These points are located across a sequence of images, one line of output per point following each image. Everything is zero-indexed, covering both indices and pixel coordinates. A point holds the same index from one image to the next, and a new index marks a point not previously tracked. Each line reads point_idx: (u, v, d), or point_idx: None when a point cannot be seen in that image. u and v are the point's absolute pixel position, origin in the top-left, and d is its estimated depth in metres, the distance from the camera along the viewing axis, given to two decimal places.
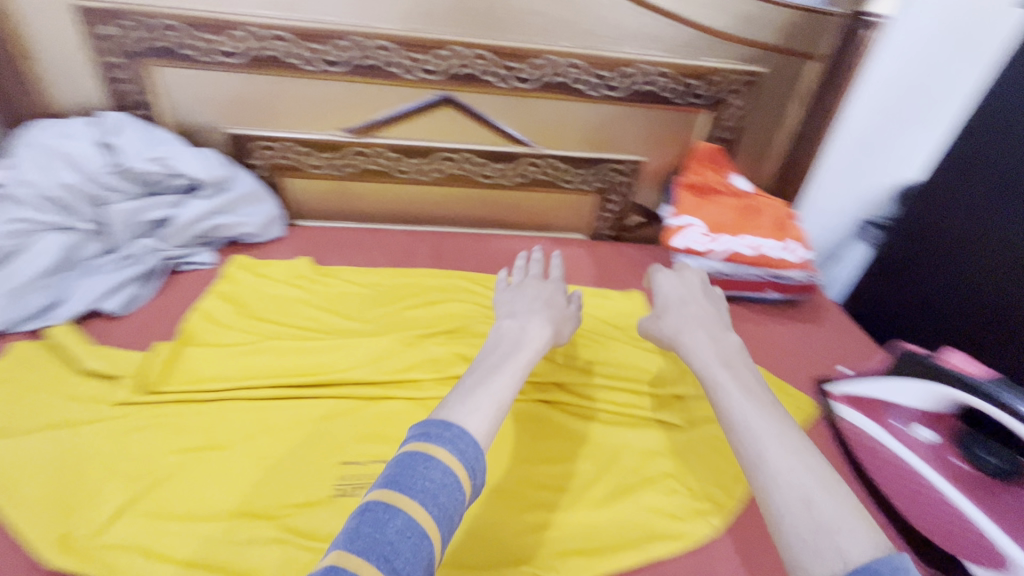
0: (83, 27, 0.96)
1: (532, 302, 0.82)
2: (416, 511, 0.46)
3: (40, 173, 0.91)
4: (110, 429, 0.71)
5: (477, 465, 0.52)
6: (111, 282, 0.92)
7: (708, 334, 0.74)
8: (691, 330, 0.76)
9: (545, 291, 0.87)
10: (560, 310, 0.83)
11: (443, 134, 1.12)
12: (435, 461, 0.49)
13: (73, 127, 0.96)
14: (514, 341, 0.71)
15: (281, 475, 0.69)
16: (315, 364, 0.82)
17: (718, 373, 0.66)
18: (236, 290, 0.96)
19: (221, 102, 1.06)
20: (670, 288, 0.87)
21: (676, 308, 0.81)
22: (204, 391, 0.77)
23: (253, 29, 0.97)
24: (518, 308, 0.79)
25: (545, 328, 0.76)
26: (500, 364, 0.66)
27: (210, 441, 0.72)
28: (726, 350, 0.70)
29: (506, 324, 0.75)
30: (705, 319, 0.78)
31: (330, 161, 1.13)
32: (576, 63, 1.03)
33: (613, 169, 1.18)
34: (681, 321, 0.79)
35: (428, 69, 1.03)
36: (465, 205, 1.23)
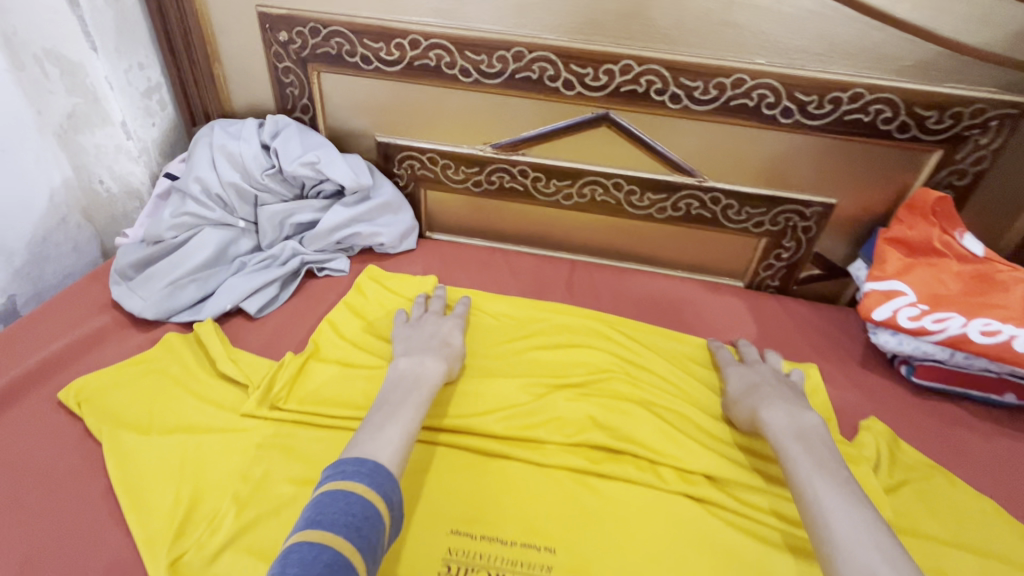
0: (263, 33, 1.00)
1: (428, 338, 0.80)
2: (338, 547, 0.49)
3: (211, 171, 0.95)
4: (234, 443, 0.69)
5: (393, 495, 0.56)
6: (254, 282, 0.93)
7: (780, 408, 0.70)
8: (766, 405, 0.72)
9: (444, 327, 0.83)
10: (454, 345, 0.80)
11: (594, 156, 1.01)
12: (355, 497, 0.53)
13: (244, 126, 0.99)
14: (414, 380, 0.71)
15: None
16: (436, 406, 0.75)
17: (792, 446, 0.64)
18: (366, 304, 0.93)
19: (374, 110, 1.05)
20: (742, 372, 0.81)
21: (755, 389, 0.76)
22: (326, 416, 0.73)
23: (415, 37, 0.94)
24: (423, 346, 0.78)
25: (438, 363, 0.74)
26: (395, 400, 0.67)
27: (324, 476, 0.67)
28: (807, 428, 0.67)
29: (402, 361, 0.74)
30: (783, 396, 0.73)
31: (471, 176, 1.08)
32: (774, 84, 0.86)
33: (795, 210, 0.98)
34: (755, 397, 0.74)
35: (590, 84, 0.92)
36: (607, 235, 1.10)
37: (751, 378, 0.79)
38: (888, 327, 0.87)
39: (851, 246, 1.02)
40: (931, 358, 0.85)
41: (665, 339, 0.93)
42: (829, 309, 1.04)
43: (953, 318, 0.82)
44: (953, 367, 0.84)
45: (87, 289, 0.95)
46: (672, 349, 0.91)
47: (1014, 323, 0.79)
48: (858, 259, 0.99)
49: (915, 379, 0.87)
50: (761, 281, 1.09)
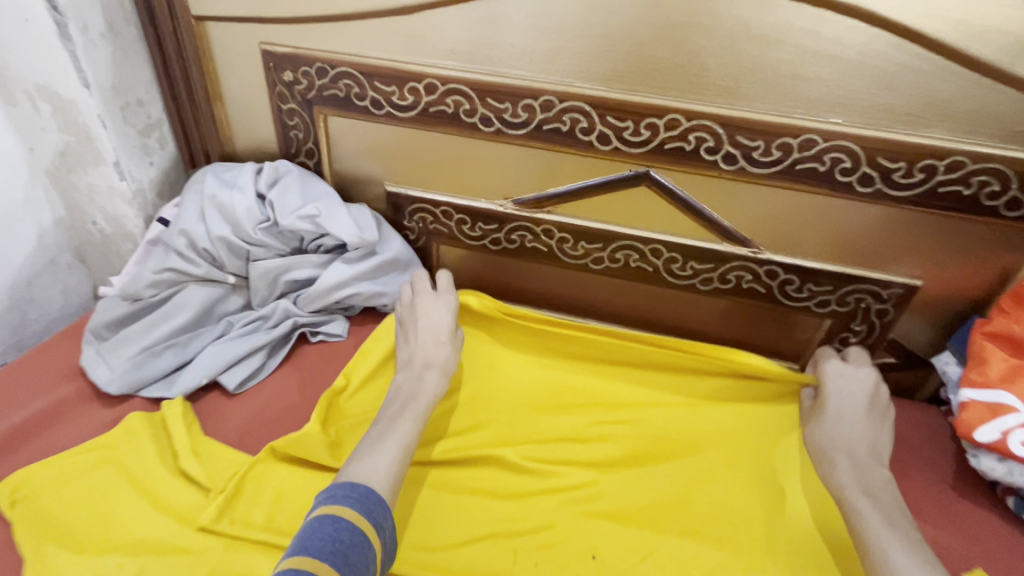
0: (266, 72, 0.91)
1: (422, 338, 0.81)
2: (325, 573, 0.48)
3: (198, 224, 0.86)
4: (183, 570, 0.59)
5: (383, 522, 0.57)
6: (237, 350, 0.83)
7: (850, 458, 0.72)
8: (839, 448, 0.73)
9: (433, 310, 0.84)
10: (445, 335, 0.81)
11: (630, 218, 0.88)
12: (342, 521, 0.54)
13: (240, 173, 0.90)
14: (410, 397, 0.73)
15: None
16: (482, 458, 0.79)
17: (860, 501, 0.67)
18: (360, 383, 0.81)
19: (385, 156, 0.94)
20: (842, 383, 0.79)
21: (836, 421, 0.76)
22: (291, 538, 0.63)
23: (431, 81, 0.83)
24: (418, 357, 0.79)
25: (435, 378, 0.76)
26: (393, 415, 0.70)
27: None
28: (873, 485, 0.69)
29: (403, 374, 0.77)
30: (861, 442, 0.74)
31: (488, 233, 0.96)
32: (853, 148, 0.72)
33: (869, 290, 0.83)
34: (832, 433, 0.75)
35: (630, 139, 0.80)
36: (641, 303, 0.96)
37: (845, 401, 0.78)
38: (997, 451, 0.70)
39: (936, 334, 0.86)
40: None
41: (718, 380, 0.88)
42: (902, 402, 0.88)
43: None
44: None
45: (58, 348, 0.85)
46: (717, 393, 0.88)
47: None
48: (945, 352, 0.83)
49: None
50: None
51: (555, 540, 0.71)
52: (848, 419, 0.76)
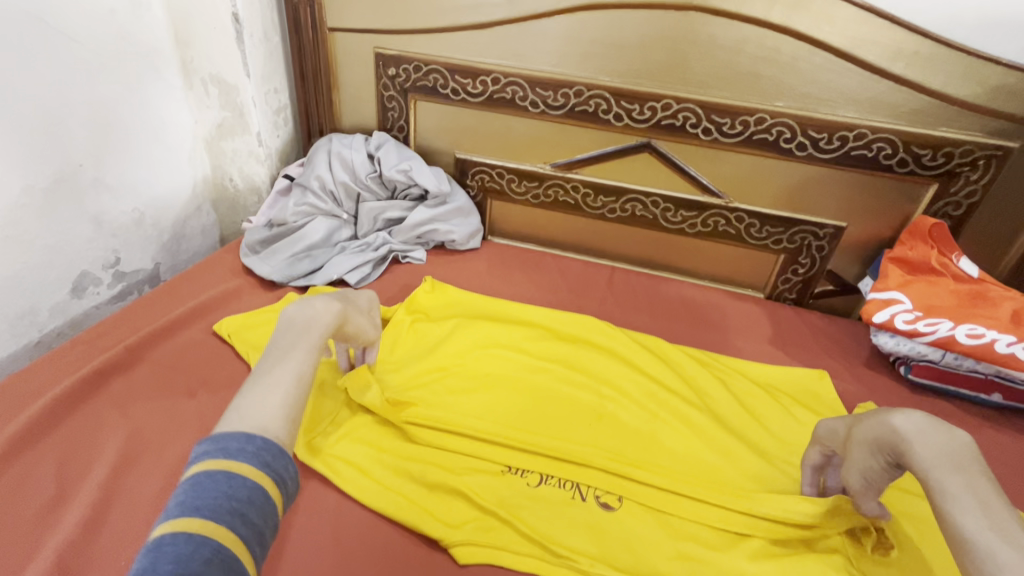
0: (376, 68, 1.26)
1: (338, 283, 0.76)
2: (222, 538, 0.43)
3: (327, 172, 1.20)
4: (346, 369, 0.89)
5: (287, 475, 0.50)
6: (353, 261, 1.16)
7: (911, 422, 0.57)
8: (888, 425, 0.58)
9: (354, 291, 0.80)
10: (346, 309, 0.74)
11: (636, 177, 1.20)
12: (240, 478, 0.47)
13: (354, 139, 1.24)
14: (305, 322, 0.65)
15: (462, 426, 0.80)
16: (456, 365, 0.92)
17: (954, 478, 0.51)
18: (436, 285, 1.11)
19: (455, 131, 1.28)
20: (848, 407, 0.68)
21: (866, 420, 0.63)
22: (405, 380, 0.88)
23: (496, 75, 1.18)
24: (317, 299, 0.71)
25: (329, 305, 0.68)
26: (287, 343, 0.62)
27: (401, 395, 0.84)
28: (964, 446, 0.53)
29: (291, 306, 0.67)
30: (887, 417, 0.60)
31: (531, 189, 1.29)
32: (791, 122, 1.04)
33: (810, 231, 1.14)
34: (870, 429, 0.60)
35: (637, 117, 1.13)
36: (645, 246, 1.28)
37: (843, 424, 0.67)
38: (887, 330, 1.01)
39: (862, 265, 1.16)
40: (926, 358, 0.99)
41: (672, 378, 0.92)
42: (839, 319, 1.18)
43: (943, 321, 0.95)
44: (944, 367, 0.97)
45: (224, 258, 1.20)
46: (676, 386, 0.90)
47: (999, 329, 0.91)
48: (866, 276, 1.14)
49: (912, 376, 1.00)
50: (779, 293, 1.23)
51: (551, 419, 0.84)
52: (862, 419, 0.64)
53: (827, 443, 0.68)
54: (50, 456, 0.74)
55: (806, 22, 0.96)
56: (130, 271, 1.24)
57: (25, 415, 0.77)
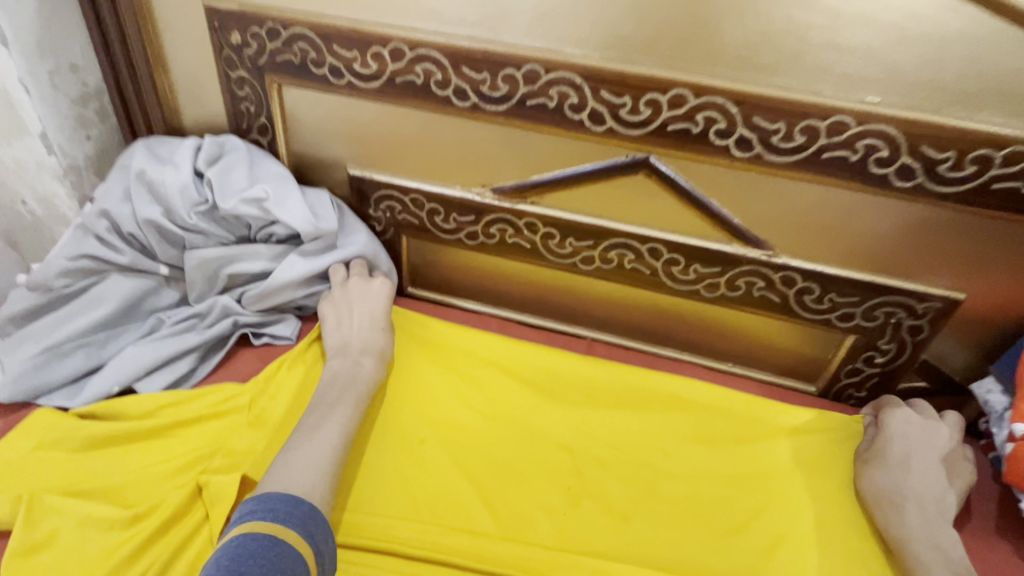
0: (212, 33, 0.79)
1: (355, 321, 0.74)
2: None
3: (125, 202, 0.74)
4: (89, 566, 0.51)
5: (324, 548, 0.50)
6: (161, 353, 0.71)
7: (923, 509, 0.61)
8: (905, 497, 0.62)
9: (368, 293, 0.76)
10: (384, 320, 0.75)
11: (626, 211, 0.76)
12: (284, 544, 0.47)
13: (177, 148, 0.78)
14: (348, 382, 0.66)
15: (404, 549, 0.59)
16: (444, 436, 0.68)
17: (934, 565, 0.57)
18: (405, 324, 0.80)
19: (346, 134, 0.83)
20: (905, 426, 0.67)
21: (899, 464, 0.64)
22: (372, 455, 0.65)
23: (398, 46, 0.72)
24: (355, 342, 0.72)
25: (376, 365, 0.70)
26: (330, 403, 0.63)
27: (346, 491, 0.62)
28: (948, 543, 0.59)
29: (338, 361, 0.69)
30: (915, 484, 0.62)
31: (463, 225, 0.84)
32: (893, 133, 0.60)
33: (900, 304, 0.71)
34: (892, 477, 0.63)
35: (627, 118, 0.68)
36: (636, 311, 0.85)
37: (910, 444, 0.66)
38: None
39: (977, 357, 0.74)
40: None
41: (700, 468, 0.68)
42: None
43: None
44: None
45: None
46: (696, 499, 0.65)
47: None
48: (988, 377, 0.71)
49: None
50: (840, 389, 0.81)
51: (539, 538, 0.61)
52: (911, 467, 0.64)
53: (888, 427, 0.68)
54: None
55: None
56: None
57: None
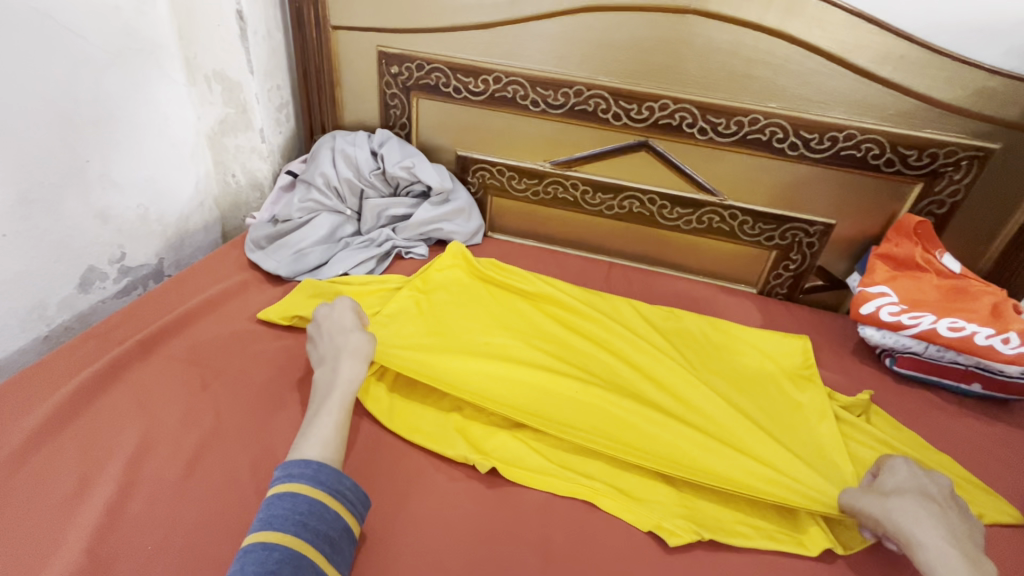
0: (379, 66, 1.28)
1: (328, 339, 0.85)
2: (288, 542, 0.57)
3: (331, 169, 1.22)
4: None
5: (339, 485, 0.65)
6: (357, 256, 1.18)
7: (948, 541, 0.62)
8: (924, 522, 0.64)
9: (334, 311, 0.89)
10: (349, 327, 0.86)
11: (634, 174, 1.23)
12: (302, 496, 0.62)
13: (357, 137, 1.27)
14: (329, 388, 0.77)
15: (476, 335, 1.01)
16: (490, 297, 1.14)
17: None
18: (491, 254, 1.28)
19: (456, 128, 1.31)
20: (904, 475, 0.71)
21: (913, 498, 0.67)
22: (453, 299, 1.11)
23: (498, 75, 1.20)
24: (330, 354, 0.83)
25: (351, 365, 0.80)
26: (317, 407, 0.75)
27: (436, 316, 1.05)
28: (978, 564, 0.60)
29: (322, 373, 0.80)
30: (930, 513, 0.65)
31: (530, 186, 1.32)
32: (783, 123, 1.08)
33: (800, 228, 1.18)
34: (905, 509, 0.66)
35: (635, 117, 1.16)
36: (641, 241, 1.32)
37: (913, 485, 0.70)
38: (873, 323, 1.04)
39: (849, 262, 1.21)
40: (910, 350, 1.02)
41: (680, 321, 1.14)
42: (829, 314, 1.22)
43: (926, 315, 0.99)
44: (928, 359, 1.01)
45: (228, 254, 1.21)
46: (679, 329, 1.11)
47: (977, 322, 0.96)
48: (854, 272, 1.18)
49: (897, 368, 1.03)
50: (771, 288, 1.27)
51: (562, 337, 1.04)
52: (928, 500, 0.67)
53: (890, 470, 0.73)
54: (71, 446, 0.76)
55: (799, 27, 1.00)
56: (134, 266, 1.25)
57: (58, 396, 0.81)
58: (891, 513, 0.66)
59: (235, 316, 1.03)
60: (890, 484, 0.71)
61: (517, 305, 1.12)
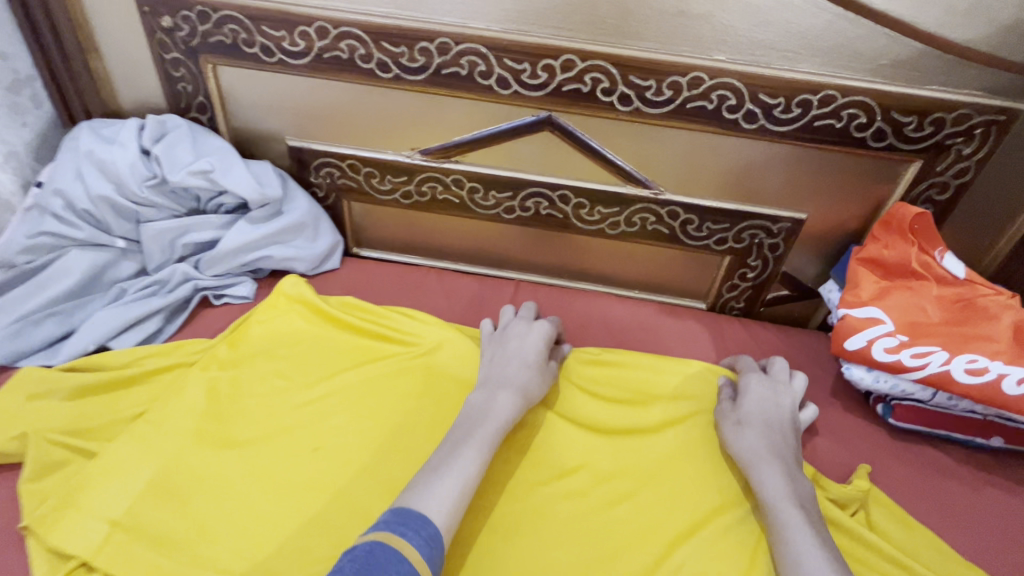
0: (143, 17, 0.84)
1: (509, 358, 0.73)
2: None
3: (76, 183, 0.80)
4: (82, 474, 0.60)
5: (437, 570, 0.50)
6: (129, 314, 0.79)
7: (782, 464, 0.65)
8: (767, 450, 0.66)
9: (528, 334, 0.76)
10: (534, 360, 0.73)
11: (538, 163, 0.88)
12: (405, 564, 0.48)
13: (121, 129, 0.84)
14: (478, 419, 0.65)
15: (283, 452, 0.66)
16: (316, 366, 0.76)
17: (790, 513, 0.60)
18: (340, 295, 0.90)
19: (281, 108, 0.90)
20: (763, 390, 0.73)
21: (757, 422, 0.69)
22: (260, 382, 0.73)
23: (322, 24, 0.80)
24: (498, 376, 0.70)
25: (511, 399, 0.67)
26: (457, 441, 0.62)
27: (221, 416, 0.68)
28: (803, 495, 0.63)
29: (479, 393, 0.68)
30: (774, 437, 0.68)
31: (397, 185, 0.94)
32: (735, 84, 0.75)
33: (761, 226, 0.88)
34: (756, 438, 0.67)
35: (528, 82, 0.80)
36: (556, 250, 0.98)
37: (765, 405, 0.71)
38: (863, 361, 0.76)
39: (823, 265, 0.92)
40: (912, 398, 0.75)
41: (606, 371, 0.82)
42: (799, 331, 0.94)
43: (935, 352, 0.72)
44: (933, 408, 0.75)
45: None
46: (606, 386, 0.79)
47: (1003, 359, 0.69)
48: (830, 280, 0.89)
49: (893, 421, 0.77)
50: (724, 302, 0.97)
51: (426, 421, 0.71)
52: (771, 424, 0.69)
53: (748, 390, 0.73)
54: None
55: None
56: None
57: None
58: (739, 435, 0.68)
59: None
60: (748, 398, 0.72)
61: (361, 374, 0.75)
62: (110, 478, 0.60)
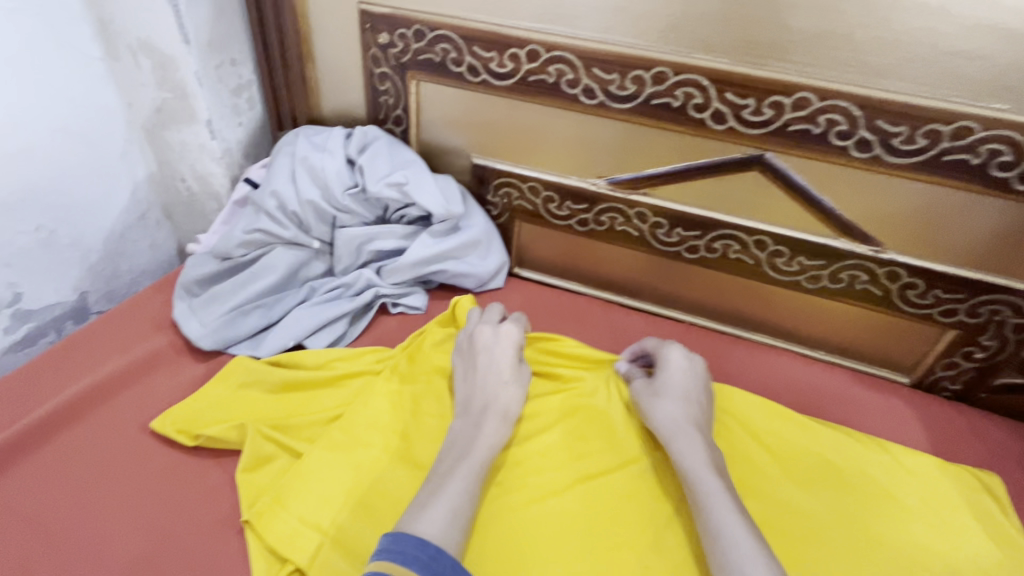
0: (362, 33, 0.88)
1: (480, 375, 0.70)
2: None
3: (289, 184, 0.85)
4: (289, 475, 0.62)
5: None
6: (321, 316, 0.83)
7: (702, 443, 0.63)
8: (675, 430, 0.65)
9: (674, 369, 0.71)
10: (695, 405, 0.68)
11: (736, 204, 0.81)
12: None
13: (330, 137, 0.90)
14: (468, 443, 0.62)
15: None
16: None
17: (712, 488, 0.58)
18: None
19: (472, 126, 0.91)
20: (680, 367, 0.72)
21: (680, 400, 0.68)
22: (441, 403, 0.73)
23: (534, 48, 0.79)
24: (476, 399, 0.68)
25: (499, 427, 0.65)
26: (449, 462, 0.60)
27: (407, 435, 0.68)
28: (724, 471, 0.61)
29: (459, 421, 0.66)
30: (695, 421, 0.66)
31: (575, 212, 0.91)
32: (1016, 138, 0.63)
33: (1009, 303, 0.74)
34: (669, 412, 0.66)
35: (749, 119, 0.73)
36: (736, 298, 0.90)
37: (682, 381, 0.71)
38: None
39: None
40: None
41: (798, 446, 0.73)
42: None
43: None
44: None
45: (150, 301, 0.87)
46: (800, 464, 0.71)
47: None
48: None
49: None
50: (935, 380, 0.84)
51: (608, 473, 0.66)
52: (688, 400, 0.68)
53: (668, 367, 0.72)
54: None
55: None
56: (39, 309, 0.96)
57: None
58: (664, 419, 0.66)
59: (125, 421, 0.70)
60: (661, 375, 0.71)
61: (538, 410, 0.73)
62: (314, 484, 0.62)
